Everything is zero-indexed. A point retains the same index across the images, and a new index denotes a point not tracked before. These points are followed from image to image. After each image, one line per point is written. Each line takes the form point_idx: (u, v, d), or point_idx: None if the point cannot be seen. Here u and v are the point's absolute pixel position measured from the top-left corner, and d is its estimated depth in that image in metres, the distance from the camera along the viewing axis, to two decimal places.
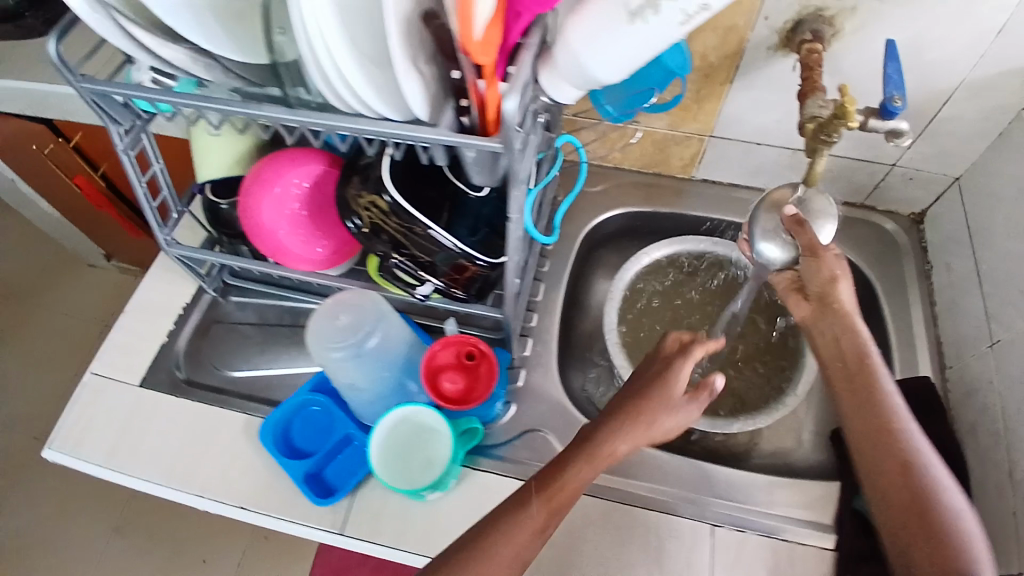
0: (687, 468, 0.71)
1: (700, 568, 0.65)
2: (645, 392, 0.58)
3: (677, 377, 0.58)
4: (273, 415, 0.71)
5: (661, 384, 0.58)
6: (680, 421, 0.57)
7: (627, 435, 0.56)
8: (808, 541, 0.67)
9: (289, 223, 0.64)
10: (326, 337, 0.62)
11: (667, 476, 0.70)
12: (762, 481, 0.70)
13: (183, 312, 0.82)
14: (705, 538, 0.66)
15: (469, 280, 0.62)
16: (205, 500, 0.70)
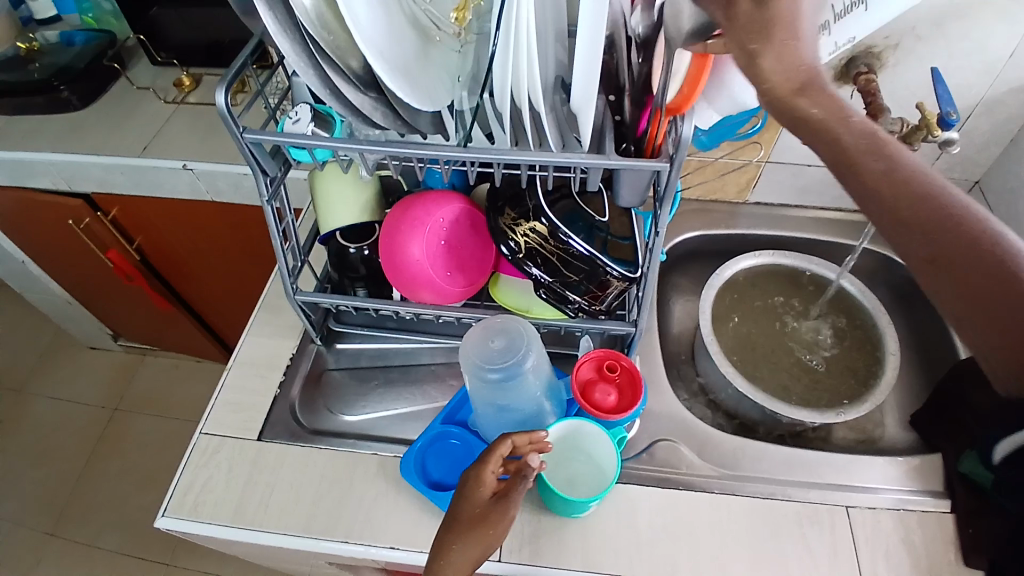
0: (801, 458, 0.76)
1: (845, 548, 0.68)
2: (466, 494, 0.61)
3: (482, 490, 0.61)
4: (411, 449, 0.72)
5: (465, 506, 0.61)
6: (506, 508, 0.61)
7: (470, 540, 0.59)
8: (928, 507, 0.72)
9: (436, 259, 0.68)
10: (481, 360, 0.65)
11: (790, 468, 0.75)
12: (875, 463, 0.76)
13: (291, 363, 0.83)
14: (842, 520, 0.70)
15: (608, 296, 0.67)
16: (352, 545, 0.69)
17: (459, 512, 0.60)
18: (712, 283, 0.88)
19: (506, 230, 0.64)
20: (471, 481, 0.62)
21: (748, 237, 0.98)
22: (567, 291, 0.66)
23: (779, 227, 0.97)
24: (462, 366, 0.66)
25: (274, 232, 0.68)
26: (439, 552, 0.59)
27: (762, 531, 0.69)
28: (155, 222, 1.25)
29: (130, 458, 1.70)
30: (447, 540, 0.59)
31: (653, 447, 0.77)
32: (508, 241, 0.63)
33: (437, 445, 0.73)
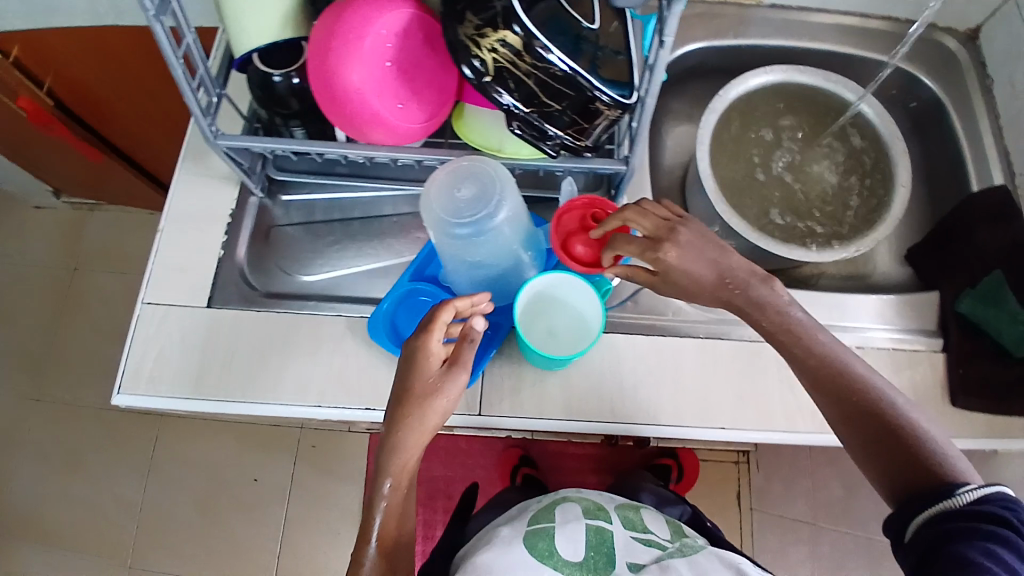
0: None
1: None
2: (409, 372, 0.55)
3: (426, 360, 0.56)
4: (379, 309, 0.65)
5: (415, 379, 0.55)
6: (457, 381, 0.56)
7: (415, 418, 0.54)
8: (919, 345, 0.73)
9: (381, 86, 0.54)
10: (447, 210, 0.55)
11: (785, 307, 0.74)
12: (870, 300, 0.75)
13: (233, 219, 0.73)
14: None
15: (598, 127, 0.55)
16: (325, 409, 0.65)
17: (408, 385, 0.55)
18: (713, 108, 0.75)
19: (468, 44, 0.50)
20: (414, 352, 0.56)
21: (756, 50, 0.83)
22: (547, 123, 0.54)
23: (794, 37, 0.83)
24: (425, 217, 0.57)
25: (172, 62, 0.55)
26: (389, 426, 0.55)
27: (753, 374, 0.67)
28: (58, 58, 1.04)
29: (100, 318, 1.65)
30: (398, 414, 0.55)
31: (639, 295, 0.70)
32: (472, 60, 0.50)
33: (407, 303, 0.66)
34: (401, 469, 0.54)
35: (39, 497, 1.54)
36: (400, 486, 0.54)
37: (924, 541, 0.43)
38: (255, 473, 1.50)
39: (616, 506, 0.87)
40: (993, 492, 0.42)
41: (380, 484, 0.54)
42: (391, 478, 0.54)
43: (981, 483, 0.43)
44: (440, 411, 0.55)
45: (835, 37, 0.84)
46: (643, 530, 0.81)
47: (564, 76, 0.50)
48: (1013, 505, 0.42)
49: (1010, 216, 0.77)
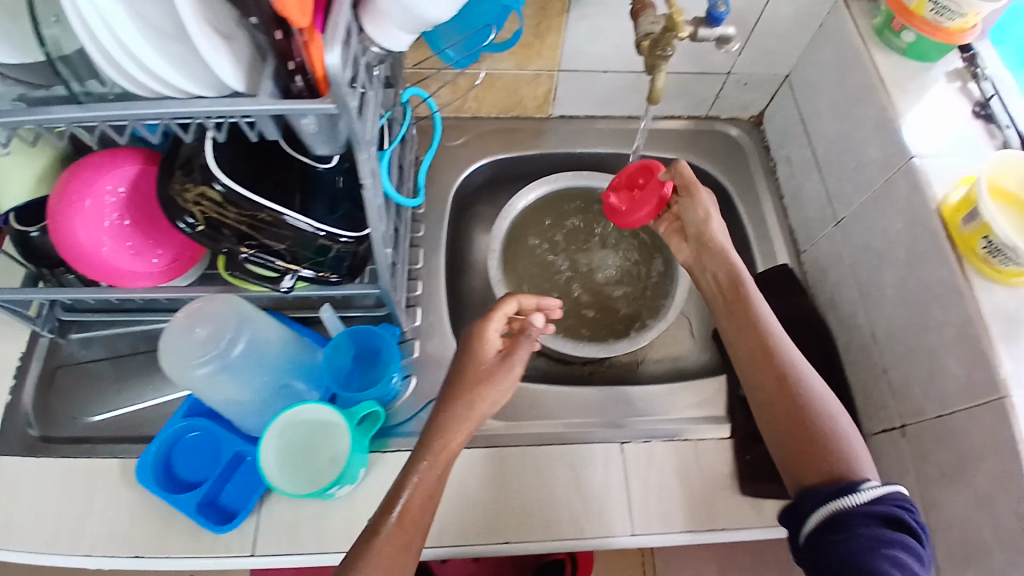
0: (582, 398, 0.75)
1: (616, 486, 0.68)
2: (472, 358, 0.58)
3: (488, 343, 0.59)
4: (147, 450, 0.63)
5: (471, 363, 0.58)
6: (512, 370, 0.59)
7: (456, 420, 0.55)
8: (709, 435, 0.72)
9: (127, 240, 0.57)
10: (186, 354, 0.56)
11: (579, 407, 0.75)
12: (666, 390, 0.76)
13: (21, 363, 0.72)
14: (617, 456, 0.70)
15: (335, 259, 0.59)
16: (95, 560, 0.62)
17: (465, 370, 0.58)
18: (504, 214, 0.84)
19: (177, 201, 0.51)
20: (472, 338, 0.60)
21: (552, 157, 0.90)
22: (276, 259, 0.57)
23: (585, 144, 0.90)
24: (166, 367, 0.57)
25: None
26: (489, 400, 0.57)
27: (541, 478, 0.68)
28: None
29: None
30: (474, 386, 0.57)
31: (433, 406, 0.72)
32: (185, 216, 0.52)
33: (182, 441, 0.65)
34: (444, 444, 0.54)
35: None
36: (441, 457, 0.53)
37: (826, 547, 0.47)
38: None
39: None
40: (889, 492, 0.48)
41: (418, 457, 0.53)
42: (457, 435, 0.55)
43: (880, 483, 0.49)
44: (494, 390, 0.57)
45: (623, 139, 0.91)
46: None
47: (275, 221, 0.53)
48: (907, 506, 0.48)
49: (795, 295, 0.82)
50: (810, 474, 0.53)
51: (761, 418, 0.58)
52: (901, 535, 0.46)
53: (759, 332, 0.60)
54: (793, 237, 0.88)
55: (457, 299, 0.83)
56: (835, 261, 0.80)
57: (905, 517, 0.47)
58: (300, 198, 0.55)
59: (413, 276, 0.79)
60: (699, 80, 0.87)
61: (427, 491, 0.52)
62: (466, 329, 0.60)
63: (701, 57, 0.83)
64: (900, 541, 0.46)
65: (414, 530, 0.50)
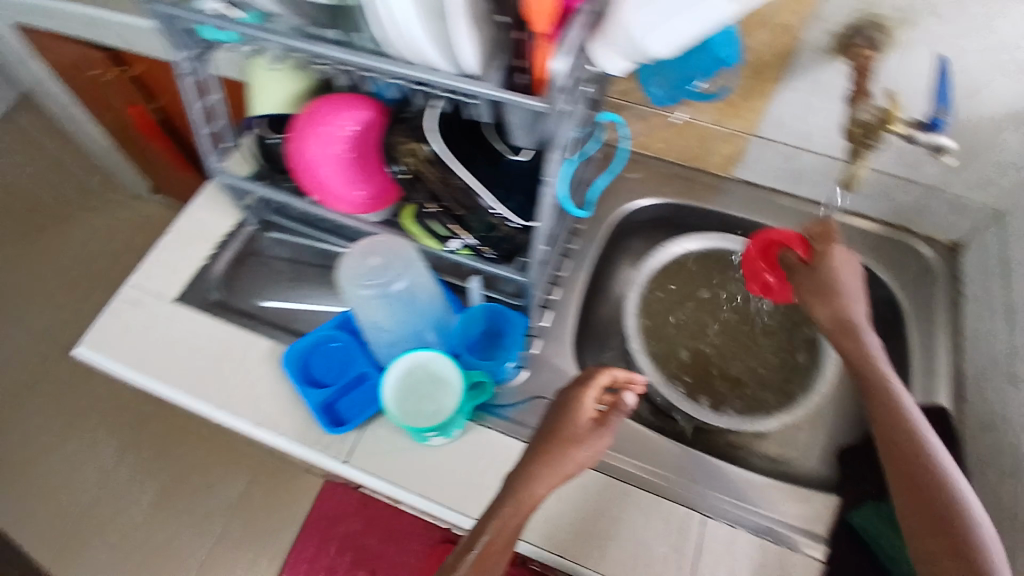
0: (671, 453, 0.75)
1: (682, 551, 0.67)
2: (566, 421, 0.60)
3: (581, 411, 0.61)
4: (297, 343, 0.74)
5: (555, 434, 0.60)
6: (596, 446, 0.60)
7: (544, 479, 0.58)
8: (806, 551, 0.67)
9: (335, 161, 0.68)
10: (358, 276, 0.66)
11: (680, 467, 0.74)
12: (774, 488, 0.73)
13: (223, 241, 0.86)
14: (694, 525, 0.68)
15: (499, 238, 0.65)
16: (224, 415, 0.74)
17: (556, 430, 0.60)
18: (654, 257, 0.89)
19: (393, 149, 0.61)
20: (568, 403, 0.62)
21: (721, 216, 0.90)
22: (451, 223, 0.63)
23: (758, 213, 0.89)
24: (342, 284, 0.68)
25: (189, 104, 0.69)
26: (575, 461, 0.59)
27: (609, 509, 0.69)
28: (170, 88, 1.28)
29: None
30: (560, 444, 0.59)
31: (535, 402, 0.75)
32: (396, 162, 0.61)
33: (324, 347, 0.76)
34: (523, 501, 0.57)
35: (30, 442, 1.70)
36: (522, 515, 0.57)
37: None
38: (213, 483, 1.61)
39: None
40: None
41: (502, 503, 0.57)
42: (541, 488, 0.58)
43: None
44: (579, 455, 0.59)
45: (800, 221, 0.89)
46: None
47: (463, 189, 0.60)
48: None
49: None
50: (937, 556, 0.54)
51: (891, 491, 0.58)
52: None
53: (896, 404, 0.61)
54: (959, 381, 0.80)
55: (585, 316, 0.87)
56: (1002, 421, 0.72)
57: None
58: (489, 179, 0.61)
59: (555, 281, 0.83)
60: (899, 185, 0.84)
61: (513, 524, 0.57)
62: (569, 389, 0.62)
63: (911, 162, 0.80)
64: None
65: (495, 561, 0.56)
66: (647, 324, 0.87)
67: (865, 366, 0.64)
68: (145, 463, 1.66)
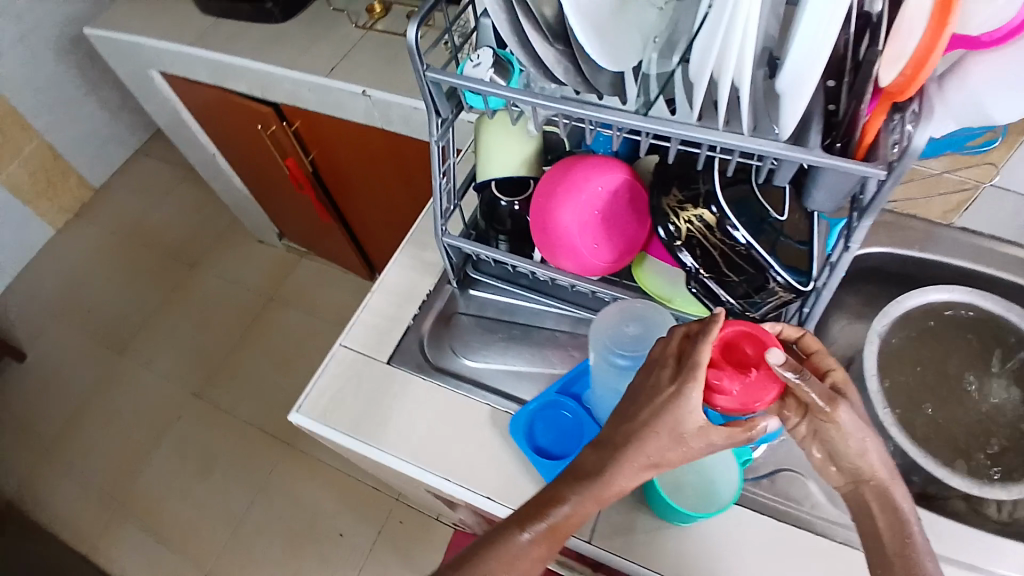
0: (942, 527, 0.66)
1: None
2: (657, 408, 0.52)
3: (689, 406, 0.51)
4: (524, 409, 0.72)
5: (636, 438, 0.52)
6: (709, 446, 0.53)
7: (628, 473, 0.53)
8: None
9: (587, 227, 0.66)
10: (615, 343, 0.63)
11: (943, 536, 0.66)
12: None
13: (427, 299, 0.86)
14: None
15: (770, 305, 0.60)
16: (453, 484, 0.72)
17: (630, 419, 0.53)
18: (887, 312, 0.80)
19: (668, 212, 0.59)
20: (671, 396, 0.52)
21: (942, 267, 0.84)
22: (723, 291, 0.60)
23: (987, 264, 0.82)
24: (594, 349, 0.65)
25: (435, 173, 0.69)
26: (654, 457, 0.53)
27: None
28: (328, 136, 1.33)
29: (275, 345, 1.92)
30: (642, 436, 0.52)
31: (776, 475, 0.69)
32: (668, 224, 0.59)
33: (548, 412, 0.73)
34: (601, 489, 0.53)
35: (166, 483, 1.75)
36: (561, 518, 0.53)
37: None
38: (341, 529, 1.61)
39: None
40: None
41: (567, 493, 0.54)
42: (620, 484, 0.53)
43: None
44: (668, 453, 0.53)
45: None
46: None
47: (748, 256, 0.57)
48: None
49: None
50: None
51: None
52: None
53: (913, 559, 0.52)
54: None
55: None
56: None
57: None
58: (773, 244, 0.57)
59: None
60: None
61: (567, 520, 0.54)
62: (679, 381, 0.51)
63: None
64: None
65: (556, 540, 0.54)
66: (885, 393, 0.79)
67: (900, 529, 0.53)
68: (274, 507, 1.67)
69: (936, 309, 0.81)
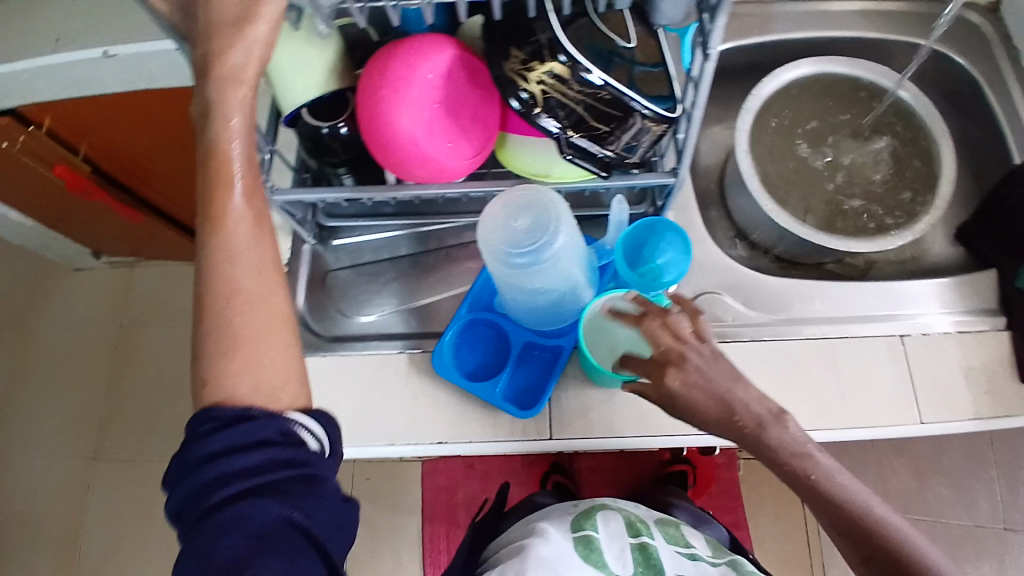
0: (853, 291, 0.70)
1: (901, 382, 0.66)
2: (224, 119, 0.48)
3: (227, 152, 0.48)
4: (442, 341, 0.66)
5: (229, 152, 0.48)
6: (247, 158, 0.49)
7: (240, 199, 0.49)
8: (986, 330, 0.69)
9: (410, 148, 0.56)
10: (502, 241, 0.57)
11: (851, 300, 0.70)
12: (933, 286, 0.71)
13: (289, 268, 0.74)
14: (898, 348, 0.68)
15: (646, 144, 0.56)
16: (399, 447, 0.66)
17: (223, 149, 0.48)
18: (748, 108, 0.75)
19: (514, 78, 0.50)
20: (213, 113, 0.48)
21: (785, 44, 0.83)
22: (599, 146, 0.54)
23: (822, 28, 0.82)
24: (482, 251, 0.58)
25: None
26: (226, 183, 0.49)
27: (826, 367, 0.66)
28: (90, 125, 1.07)
29: (154, 371, 1.69)
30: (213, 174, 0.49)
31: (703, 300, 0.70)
32: (519, 92, 0.51)
33: (468, 333, 0.68)
34: (226, 241, 0.49)
35: (108, 555, 1.58)
36: (223, 236, 0.49)
37: None
38: None
39: (657, 522, 0.84)
40: None
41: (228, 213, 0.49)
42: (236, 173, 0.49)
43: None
44: (234, 177, 0.49)
45: (862, 23, 0.83)
46: (687, 545, 0.79)
47: (612, 100, 0.51)
48: None
49: None
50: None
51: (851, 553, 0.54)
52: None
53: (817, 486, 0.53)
54: None
55: None
56: None
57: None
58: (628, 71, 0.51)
59: None
60: None
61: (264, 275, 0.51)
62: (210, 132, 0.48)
63: None
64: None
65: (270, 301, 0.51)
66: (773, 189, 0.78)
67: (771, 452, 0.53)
68: None
69: (787, 91, 0.79)
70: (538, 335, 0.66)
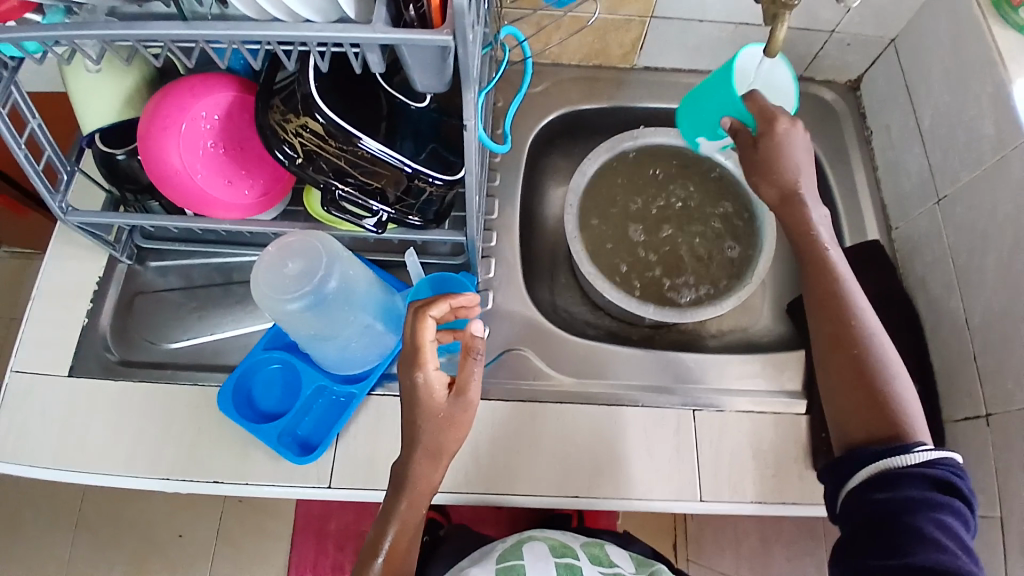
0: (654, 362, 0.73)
1: (687, 454, 0.68)
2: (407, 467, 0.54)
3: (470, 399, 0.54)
4: (227, 381, 0.64)
5: (422, 415, 0.53)
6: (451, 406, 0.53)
7: (423, 467, 0.54)
8: (781, 408, 0.70)
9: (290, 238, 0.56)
10: (275, 287, 0.56)
11: (646, 371, 0.72)
12: (732, 359, 0.73)
13: (99, 287, 0.73)
14: (688, 421, 0.69)
15: (425, 202, 0.57)
16: (174, 482, 0.64)
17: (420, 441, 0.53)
18: (581, 171, 0.79)
19: (276, 130, 0.50)
20: (414, 389, 0.53)
21: (633, 111, 0.87)
22: (371, 201, 0.55)
23: (668, 99, 0.86)
24: (258, 297, 0.57)
25: (16, 150, 0.55)
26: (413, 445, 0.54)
27: (611, 437, 0.68)
28: None
29: None
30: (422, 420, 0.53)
31: (506, 356, 0.72)
32: (283, 145, 0.51)
33: (260, 372, 0.66)
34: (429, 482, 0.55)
35: None
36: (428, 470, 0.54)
37: (870, 495, 0.49)
38: None
39: (581, 544, 0.82)
40: (945, 458, 0.48)
41: (396, 500, 0.55)
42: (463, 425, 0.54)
43: (931, 446, 0.49)
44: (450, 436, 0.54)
45: None
46: (610, 565, 0.78)
47: (370, 157, 0.51)
48: (957, 472, 0.48)
49: (878, 267, 0.79)
50: (859, 430, 0.52)
51: (823, 372, 0.55)
52: (950, 458, 0.49)
53: (837, 288, 0.56)
54: (886, 213, 0.83)
55: (527, 253, 0.82)
56: (932, 240, 0.76)
57: (958, 461, 0.49)
58: (386, 133, 0.53)
59: (488, 226, 0.77)
60: (800, 35, 0.82)
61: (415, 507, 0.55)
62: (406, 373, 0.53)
63: (811, 9, 0.77)
64: (919, 495, 0.47)
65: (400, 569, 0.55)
66: (602, 253, 0.80)
67: (814, 258, 0.58)
68: None
69: (624, 157, 0.81)
70: (332, 381, 0.65)
